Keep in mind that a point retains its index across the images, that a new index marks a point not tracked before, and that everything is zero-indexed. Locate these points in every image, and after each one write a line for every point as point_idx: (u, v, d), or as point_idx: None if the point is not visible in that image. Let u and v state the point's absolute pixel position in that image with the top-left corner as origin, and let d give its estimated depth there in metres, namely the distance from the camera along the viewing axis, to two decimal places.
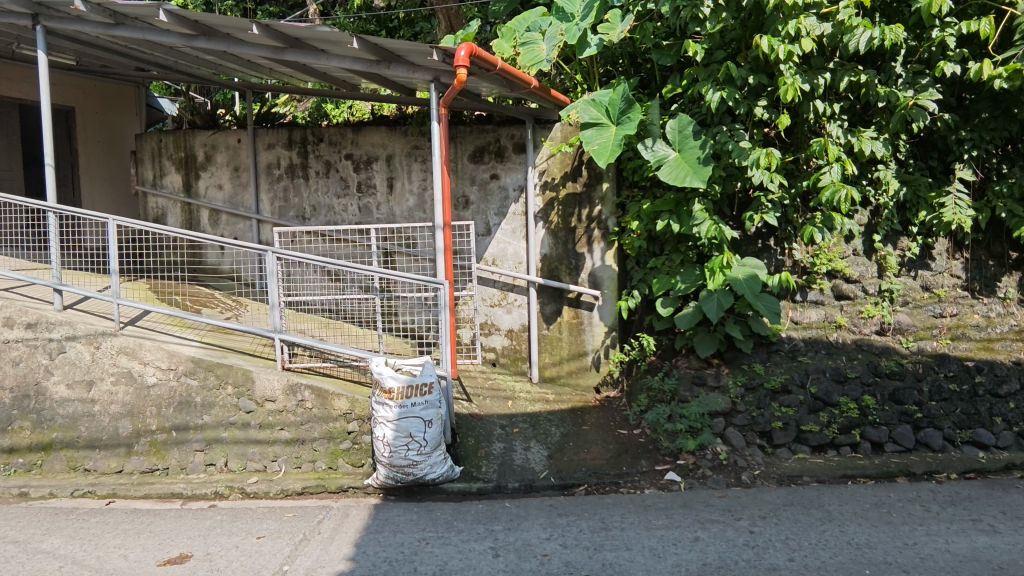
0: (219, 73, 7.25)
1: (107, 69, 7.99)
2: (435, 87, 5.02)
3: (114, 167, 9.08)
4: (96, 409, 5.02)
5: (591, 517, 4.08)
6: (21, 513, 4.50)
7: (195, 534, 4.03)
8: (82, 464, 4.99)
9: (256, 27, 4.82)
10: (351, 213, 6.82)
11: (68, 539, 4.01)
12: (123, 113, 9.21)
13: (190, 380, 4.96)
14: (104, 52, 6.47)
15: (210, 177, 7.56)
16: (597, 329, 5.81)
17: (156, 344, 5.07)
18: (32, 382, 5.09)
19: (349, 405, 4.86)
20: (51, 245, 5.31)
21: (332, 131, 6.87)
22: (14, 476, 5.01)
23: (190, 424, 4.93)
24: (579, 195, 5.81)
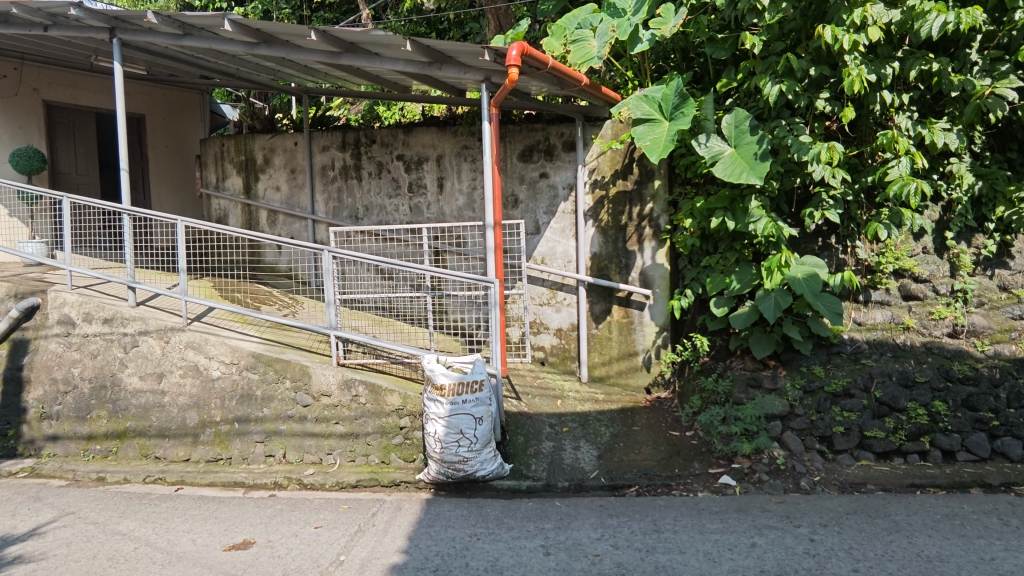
0: (277, 79, 7.51)
1: (174, 78, 8.41)
2: (486, 87, 5.07)
3: (181, 170, 9.55)
4: (166, 400, 5.30)
5: (643, 519, 4.03)
6: (100, 496, 4.80)
7: (257, 522, 4.20)
8: (153, 451, 5.29)
9: (314, 33, 4.98)
10: (402, 212, 6.96)
11: (141, 522, 4.25)
12: (189, 119, 9.66)
13: (251, 374, 5.17)
14: (172, 61, 6.81)
15: (268, 179, 7.85)
16: (648, 329, 5.73)
17: (220, 339, 5.30)
18: (108, 373, 5.45)
19: (401, 401, 4.95)
20: (125, 245, 5.65)
21: (384, 133, 7.02)
22: (93, 461, 5.36)
23: (251, 416, 5.14)
24: (630, 193, 5.74)
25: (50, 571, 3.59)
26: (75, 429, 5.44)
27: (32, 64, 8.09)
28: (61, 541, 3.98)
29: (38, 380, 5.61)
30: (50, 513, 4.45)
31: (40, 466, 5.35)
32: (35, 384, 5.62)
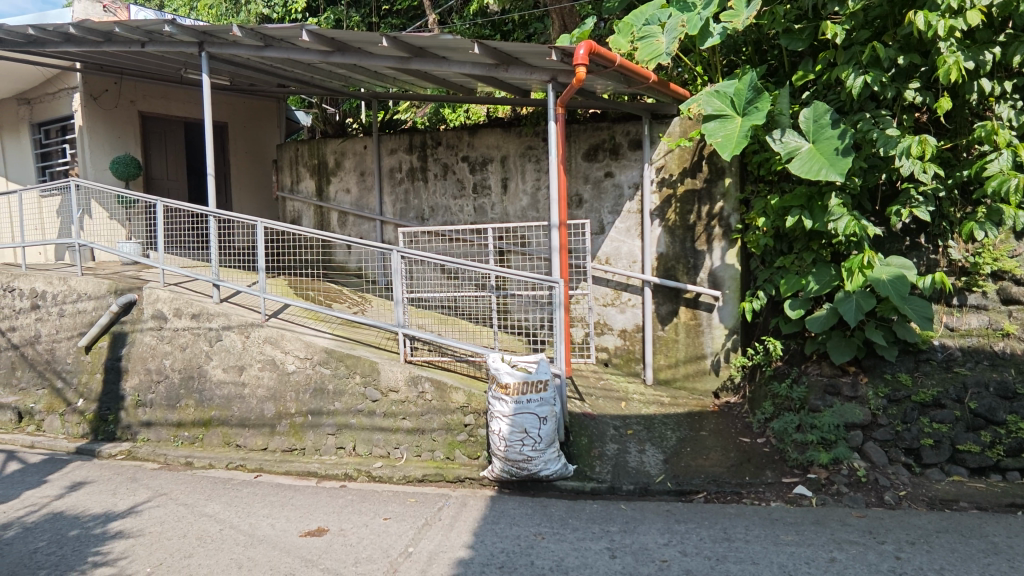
0: (348, 85, 7.80)
1: (254, 87, 8.88)
2: (552, 87, 5.08)
3: (259, 174, 10.08)
4: (246, 392, 5.61)
5: (712, 527, 3.92)
6: (188, 480, 5.13)
7: (331, 511, 4.38)
8: (234, 440, 5.60)
9: (386, 40, 5.14)
10: (467, 213, 7.07)
11: (225, 505, 4.52)
12: (266, 125, 10.17)
13: (324, 369, 5.39)
14: (254, 72, 7.21)
15: (339, 181, 8.16)
16: (717, 331, 5.57)
17: (296, 335, 5.56)
18: (195, 365, 5.83)
19: (466, 398, 5.03)
20: (211, 246, 6.02)
21: (449, 135, 7.15)
22: (181, 447, 5.74)
23: (324, 409, 5.36)
24: (699, 191, 5.60)
25: (147, 546, 3.88)
26: (167, 416, 5.86)
27: (130, 78, 8.76)
28: (155, 519, 4.29)
29: (134, 370, 6.10)
30: (145, 493, 4.81)
31: (136, 450, 5.79)
32: (131, 373, 6.11)
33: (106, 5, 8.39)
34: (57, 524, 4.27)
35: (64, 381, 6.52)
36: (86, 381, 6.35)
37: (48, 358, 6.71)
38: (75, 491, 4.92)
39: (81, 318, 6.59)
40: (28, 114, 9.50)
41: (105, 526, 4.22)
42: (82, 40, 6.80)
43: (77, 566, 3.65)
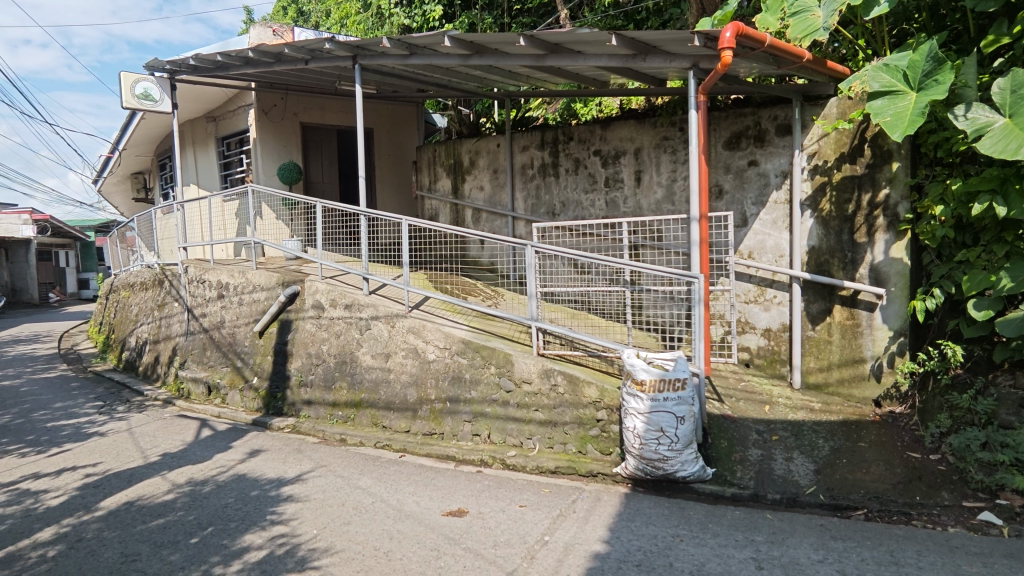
0: (483, 86, 8.09)
1: (397, 94, 9.51)
2: (694, 74, 4.90)
3: (401, 175, 10.82)
4: (392, 377, 6.06)
5: (876, 547, 3.55)
6: (343, 454, 5.64)
7: (470, 494, 4.59)
8: (381, 421, 6.05)
9: (523, 39, 5.25)
10: (599, 207, 7.04)
11: (376, 480, 4.92)
12: (407, 129, 10.86)
13: (461, 359, 5.67)
14: (398, 80, 7.73)
15: (474, 180, 8.49)
16: (879, 333, 5.04)
17: (436, 326, 5.89)
18: (348, 351, 6.40)
19: (599, 393, 5.02)
20: (363, 242, 6.58)
21: (581, 129, 7.15)
22: (336, 424, 6.32)
23: (461, 397, 5.63)
24: (859, 178, 5.08)
25: (313, 511, 4.34)
26: (324, 396, 6.49)
27: (294, 93, 9.81)
28: (318, 487, 4.79)
29: (298, 353, 6.83)
30: (309, 464, 5.38)
31: (299, 424, 6.47)
32: (296, 356, 6.85)
33: (275, 29, 9.44)
34: (241, 484, 4.92)
35: (242, 360, 7.47)
36: (260, 361, 7.23)
37: (230, 340, 7.74)
38: (254, 457, 5.63)
39: (256, 307, 7.52)
40: (214, 130, 11.00)
41: (278, 489, 4.78)
42: (258, 62, 7.72)
43: (259, 522, 4.18)
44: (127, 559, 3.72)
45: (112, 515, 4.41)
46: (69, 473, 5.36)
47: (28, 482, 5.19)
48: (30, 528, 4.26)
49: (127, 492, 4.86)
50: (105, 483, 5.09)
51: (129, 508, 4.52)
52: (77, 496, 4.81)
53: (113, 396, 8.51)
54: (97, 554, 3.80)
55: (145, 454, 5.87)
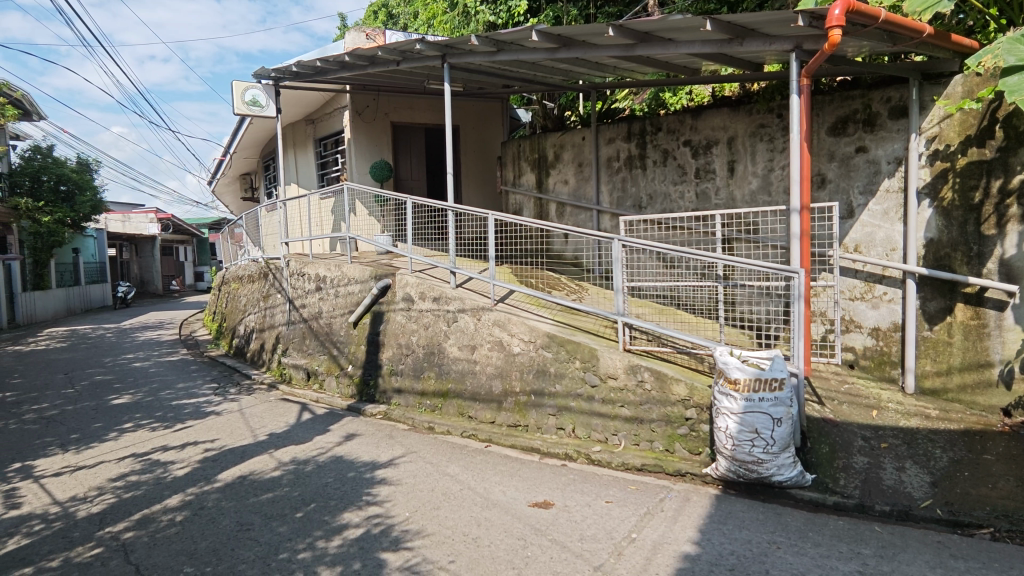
0: (568, 79, 8.05)
1: (482, 90, 9.66)
2: (796, 56, 4.63)
3: (486, 171, 11.02)
4: (477, 368, 6.18)
5: (1006, 571, 3.22)
6: (432, 442, 5.84)
7: (555, 487, 4.62)
8: (468, 411, 6.20)
9: (612, 30, 5.15)
10: (688, 199, 6.83)
11: (464, 468, 5.05)
12: (492, 125, 11.02)
13: (546, 352, 5.69)
14: (485, 76, 7.86)
15: (558, 174, 8.47)
16: (1009, 335, 4.58)
17: (521, 319, 5.96)
18: (436, 342, 6.61)
19: (688, 391, 4.88)
20: (450, 237, 6.76)
21: (670, 119, 6.95)
22: (424, 412, 6.55)
23: (546, 390, 5.65)
24: (988, 163, 4.63)
25: (405, 494, 4.53)
26: (414, 386, 6.74)
27: (385, 94, 10.23)
28: (409, 472, 4.99)
29: (389, 344, 7.13)
30: (400, 449, 5.61)
31: (390, 411, 6.77)
32: (387, 346, 7.16)
33: (369, 33, 9.84)
34: (339, 466, 5.23)
35: (338, 349, 7.91)
36: (354, 350, 7.62)
37: (327, 330, 8.21)
38: (350, 441, 5.95)
39: (351, 299, 7.93)
40: (313, 132, 11.67)
41: (373, 472, 5.03)
42: (353, 65, 8.09)
43: (356, 501, 4.43)
44: (242, 528, 4.06)
45: (228, 487, 4.83)
46: (191, 447, 5.92)
47: (158, 453, 5.79)
48: (161, 494, 4.75)
49: (239, 467, 5.30)
50: (221, 458, 5.57)
51: (242, 482, 4.93)
52: (198, 468, 5.31)
53: (225, 379, 9.30)
54: (216, 522, 4.18)
55: (254, 433, 6.37)
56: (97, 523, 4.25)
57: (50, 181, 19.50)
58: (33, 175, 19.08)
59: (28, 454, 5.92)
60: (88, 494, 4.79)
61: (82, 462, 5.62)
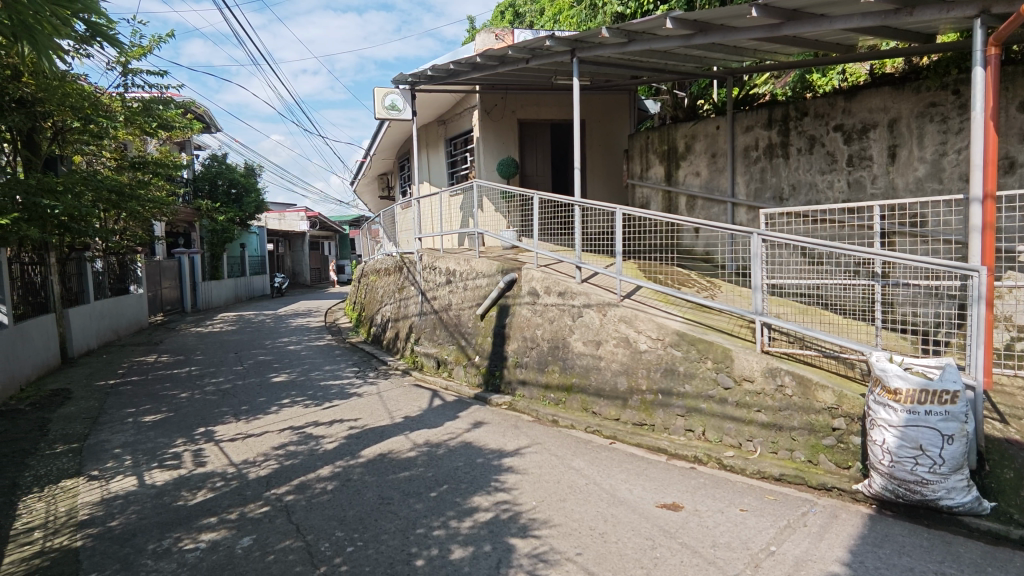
0: (702, 66, 7.70)
1: (610, 83, 9.56)
2: (980, 23, 4.03)
3: (612, 165, 10.90)
4: (602, 364, 6.13)
5: None
6: (556, 434, 5.90)
7: (685, 489, 4.48)
8: (592, 407, 6.17)
9: (756, 10, 4.86)
10: (839, 189, 6.29)
11: (589, 463, 5.06)
12: (619, 118, 10.87)
13: (675, 351, 5.50)
14: (613, 68, 7.75)
15: (689, 165, 8.13)
16: None
17: (649, 316, 5.82)
18: (561, 336, 6.65)
19: (836, 399, 4.47)
20: (577, 232, 6.76)
21: (818, 103, 6.41)
22: (548, 405, 6.62)
23: (674, 390, 5.47)
24: None
25: (532, 483, 4.64)
26: (538, 378, 6.85)
27: (513, 92, 10.47)
28: (535, 463, 5.10)
29: (515, 336, 7.30)
30: (525, 440, 5.74)
31: (514, 402, 6.94)
32: (512, 339, 7.35)
33: (498, 33, 10.10)
34: (469, 451, 5.47)
35: (466, 340, 8.25)
36: (481, 341, 7.91)
37: (456, 322, 8.59)
38: (477, 428, 6.19)
39: (479, 292, 8.22)
40: (444, 132, 12.25)
41: (500, 460, 5.21)
42: (484, 66, 8.35)
43: (485, 486, 4.61)
44: (383, 501, 4.40)
45: (370, 463, 5.25)
46: (338, 424, 6.51)
47: (311, 428, 6.45)
48: (314, 464, 5.28)
49: (380, 445, 5.74)
50: (364, 436, 6.07)
51: (382, 459, 5.34)
52: (344, 443, 5.83)
53: (365, 364, 10.09)
54: (362, 493, 4.57)
55: (391, 415, 6.86)
56: (265, 485, 4.83)
57: (223, 185, 22.41)
58: (211, 179, 22.09)
59: (209, 420, 6.87)
60: (256, 459, 5.46)
61: (251, 430, 6.41)
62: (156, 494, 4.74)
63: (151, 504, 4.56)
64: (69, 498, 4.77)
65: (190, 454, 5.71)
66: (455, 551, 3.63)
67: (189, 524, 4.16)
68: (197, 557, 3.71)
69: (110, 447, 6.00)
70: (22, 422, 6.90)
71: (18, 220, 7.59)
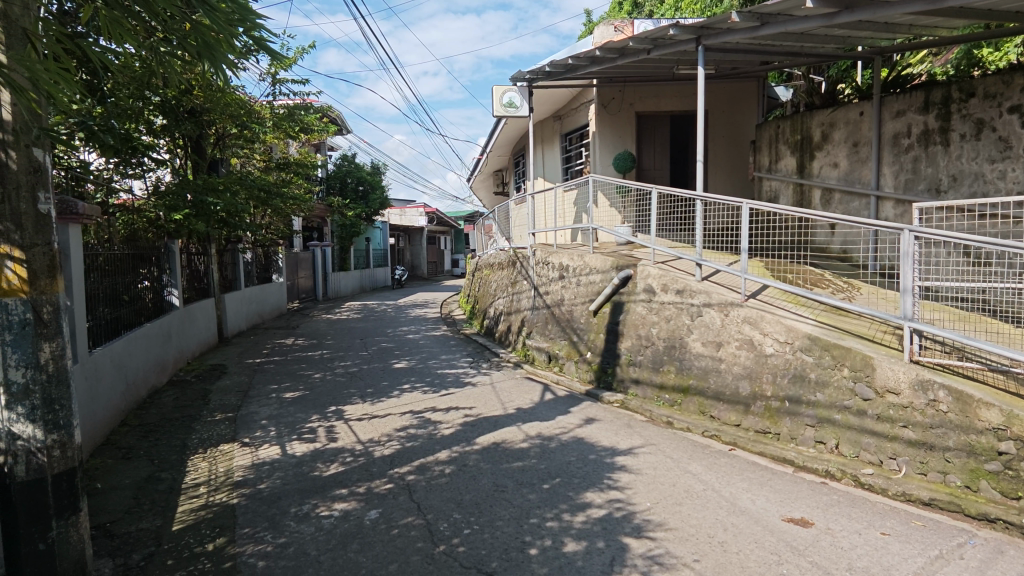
0: (845, 46, 7.06)
1: (737, 69, 9.15)
2: None
3: (737, 157, 10.39)
4: (723, 366, 5.84)
5: None
6: (671, 436, 5.71)
7: (816, 505, 4.17)
8: (710, 410, 5.90)
9: None
10: (1013, 180, 5.49)
11: (707, 469, 4.85)
12: (746, 107, 10.30)
13: (806, 356, 5.13)
14: (742, 54, 7.34)
15: (826, 156, 7.50)
16: None
17: (776, 318, 5.48)
18: (678, 336, 6.44)
19: (1004, 419, 3.93)
20: (698, 227, 6.50)
21: (989, 81, 5.64)
22: (663, 406, 6.41)
23: (803, 398, 5.09)
24: None
25: (646, 484, 4.55)
26: (652, 378, 6.66)
27: (632, 84, 10.25)
28: (649, 463, 4.99)
29: (629, 334, 7.17)
30: (639, 440, 5.63)
31: (627, 401, 6.80)
32: (626, 336, 7.22)
33: (617, 25, 9.90)
34: (580, 446, 5.48)
35: (578, 336, 8.24)
36: (593, 337, 7.86)
37: (568, 317, 8.60)
38: (589, 424, 6.17)
39: (592, 288, 8.17)
40: (560, 127, 12.28)
41: (613, 457, 5.16)
42: (603, 59, 8.25)
43: (598, 483, 4.59)
44: (498, 489, 4.54)
45: (485, 450, 5.43)
46: (454, 411, 6.80)
47: (430, 413, 6.78)
48: (433, 448, 5.56)
49: (494, 434, 5.92)
50: (478, 424, 6.28)
51: (496, 448, 5.50)
52: (460, 430, 6.08)
53: (478, 355, 10.42)
54: (477, 479, 4.74)
55: (505, 405, 7.03)
56: (389, 463, 5.17)
57: (352, 183, 24.14)
58: (342, 178, 23.91)
59: (340, 400, 7.45)
60: (381, 439, 5.85)
61: (376, 412, 6.87)
62: (296, 463, 5.25)
63: (293, 472, 5.05)
64: (226, 460, 5.42)
65: (324, 429, 6.25)
66: (568, 544, 3.66)
67: (325, 493, 4.56)
68: (331, 523, 4.06)
69: (259, 418, 6.71)
70: (189, 392, 7.92)
71: (188, 215, 8.69)
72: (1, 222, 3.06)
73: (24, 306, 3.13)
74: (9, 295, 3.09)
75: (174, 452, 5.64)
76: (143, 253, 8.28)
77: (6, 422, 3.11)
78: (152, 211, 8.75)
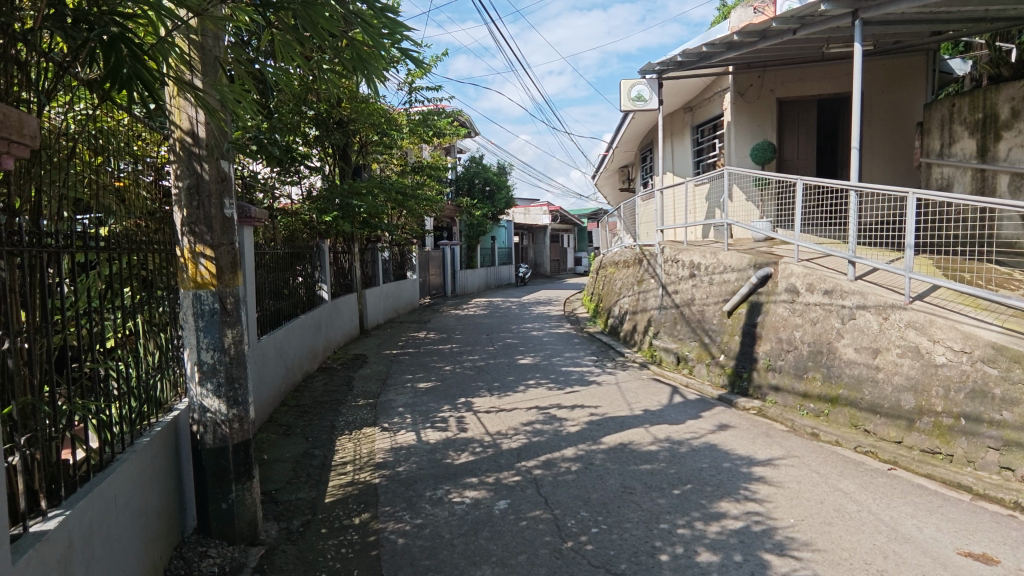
0: None
1: (901, 43, 8.18)
2: None
3: (897, 142, 9.35)
4: (880, 376, 5.24)
5: None
6: (817, 449, 5.22)
7: (1001, 541, 3.61)
8: (864, 424, 5.29)
9: None
10: None
11: (862, 488, 4.39)
12: (911, 86, 9.17)
13: (989, 368, 4.48)
14: (908, 24, 6.57)
15: (1016, 136, 6.44)
16: None
17: (950, 323, 4.84)
18: (826, 341, 5.89)
19: None
20: (852, 220, 5.89)
21: None
22: (806, 416, 5.87)
23: (984, 416, 4.43)
24: None
25: (789, 498, 4.22)
26: (795, 386, 6.13)
27: (773, 68, 9.55)
28: (792, 477, 4.62)
29: (768, 337, 6.70)
30: (780, 450, 5.22)
31: (765, 408, 6.30)
32: (765, 339, 6.75)
33: (756, 6, 9.29)
34: (713, 453, 5.20)
35: (710, 337, 7.83)
36: (727, 339, 7.44)
37: (700, 317, 8.21)
38: (723, 431, 5.84)
39: (727, 287, 7.83)
40: (691, 119, 11.78)
41: (750, 467, 4.85)
42: (741, 44, 7.79)
43: (734, 493, 4.33)
44: (626, 490, 4.45)
45: (612, 451, 5.36)
46: (579, 409, 6.79)
47: (555, 409, 6.84)
48: (558, 444, 5.59)
49: (621, 435, 5.82)
50: (604, 423, 6.21)
51: (623, 449, 5.40)
52: (586, 428, 6.06)
53: (602, 353, 10.27)
54: (604, 479, 4.69)
55: (631, 406, 6.88)
56: (516, 456, 5.29)
57: (480, 183, 24.98)
58: (470, 179, 24.84)
59: (468, 392, 7.76)
60: (508, 432, 6.00)
61: (502, 406, 7.05)
62: (430, 450, 5.55)
63: (427, 457, 5.35)
64: (369, 442, 5.87)
65: (455, 419, 6.54)
66: (702, 554, 3.50)
67: (456, 480, 4.78)
68: (463, 510, 4.24)
69: (396, 405, 7.19)
70: (336, 378, 8.70)
71: (337, 217, 9.56)
72: (197, 224, 3.57)
73: (213, 297, 3.63)
74: (202, 287, 3.60)
75: (325, 431, 6.22)
76: (300, 252, 9.24)
77: (200, 396, 3.65)
78: (307, 214, 9.74)
